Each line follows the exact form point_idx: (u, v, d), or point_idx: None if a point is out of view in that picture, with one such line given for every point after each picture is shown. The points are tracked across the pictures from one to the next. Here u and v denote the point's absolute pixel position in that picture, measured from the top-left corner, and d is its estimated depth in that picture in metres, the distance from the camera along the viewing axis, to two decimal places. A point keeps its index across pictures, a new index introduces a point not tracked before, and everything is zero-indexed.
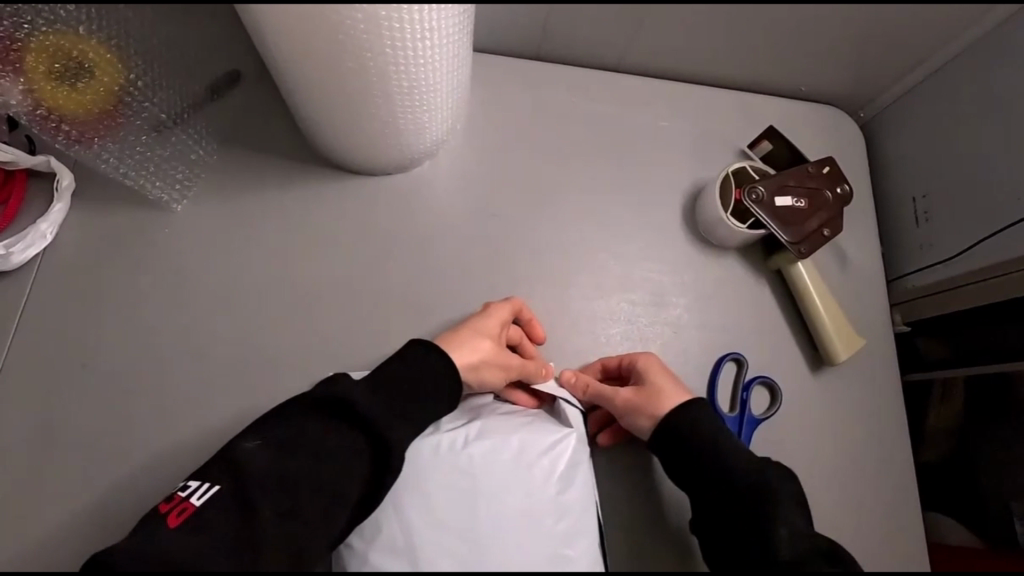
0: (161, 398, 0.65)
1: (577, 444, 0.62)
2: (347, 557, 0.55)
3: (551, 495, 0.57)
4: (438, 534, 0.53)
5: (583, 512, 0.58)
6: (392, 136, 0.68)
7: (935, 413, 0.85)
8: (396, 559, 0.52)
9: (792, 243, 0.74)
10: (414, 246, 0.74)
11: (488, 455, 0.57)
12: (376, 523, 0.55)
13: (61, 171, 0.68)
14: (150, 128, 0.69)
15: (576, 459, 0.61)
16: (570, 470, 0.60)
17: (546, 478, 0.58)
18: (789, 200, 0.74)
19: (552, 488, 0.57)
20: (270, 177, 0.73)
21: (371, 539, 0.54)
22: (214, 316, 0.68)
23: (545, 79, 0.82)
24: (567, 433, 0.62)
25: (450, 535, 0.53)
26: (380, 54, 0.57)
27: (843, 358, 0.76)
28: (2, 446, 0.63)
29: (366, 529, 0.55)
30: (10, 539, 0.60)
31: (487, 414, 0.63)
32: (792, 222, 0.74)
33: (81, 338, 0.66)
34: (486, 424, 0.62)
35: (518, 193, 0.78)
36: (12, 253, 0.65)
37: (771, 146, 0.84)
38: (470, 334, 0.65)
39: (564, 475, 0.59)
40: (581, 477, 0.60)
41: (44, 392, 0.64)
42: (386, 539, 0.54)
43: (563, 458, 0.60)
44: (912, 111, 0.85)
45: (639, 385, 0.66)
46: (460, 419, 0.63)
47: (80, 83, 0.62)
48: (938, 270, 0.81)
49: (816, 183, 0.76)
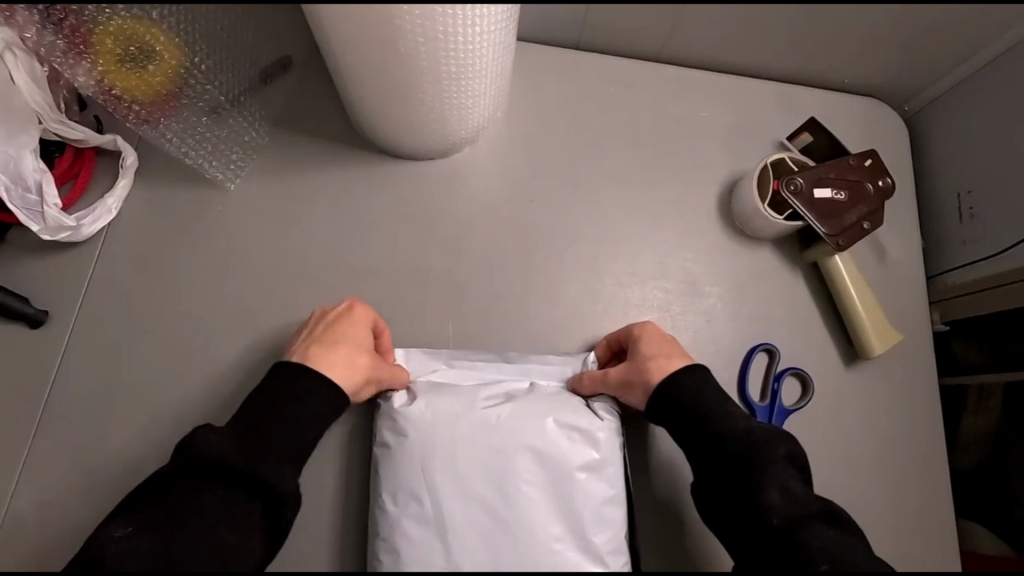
0: (216, 366, 0.69)
1: (610, 437, 0.64)
2: (380, 519, 0.60)
3: (579, 483, 0.61)
4: (469, 510, 0.58)
5: (613, 500, 0.62)
6: (436, 120, 0.70)
7: (970, 420, 0.84)
8: (429, 524, 0.58)
9: (831, 235, 0.73)
10: (452, 229, 0.76)
11: (520, 439, 0.61)
12: (411, 494, 0.59)
13: (127, 149, 0.72)
14: (209, 110, 0.72)
15: (610, 454, 0.63)
16: (601, 461, 0.63)
17: (574, 467, 0.61)
18: (828, 192, 0.74)
19: (580, 477, 0.61)
20: (318, 158, 0.76)
21: (405, 502, 0.59)
22: (262, 289, 0.72)
23: (585, 68, 0.83)
24: (602, 429, 0.64)
25: (479, 512, 0.58)
26: (430, 41, 0.59)
27: (880, 350, 0.76)
28: (68, 404, 0.67)
29: (402, 498, 0.59)
30: (77, 487, 0.65)
31: (519, 395, 0.65)
32: (830, 214, 0.74)
33: (140, 305, 0.70)
34: (520, 408, 0.63)
35: (555, 178, 0.79)
36: (82, 225, 0.69)
37: (811, 138, 0.83)
38: (343, 353, 0.62)
39: (592, 465, 0.62)
40: (613, 470, 0.63)
41: (108, 353, 0.69)
42: (419, 504, 0.59)
43: (596, 449, 0.63)
44: (960, 105, 0.83)
45: (629, 359, 0.66)
46: (496, 396, 0.65)
47: (149, 66, 0.66)
48: (980, 268, 0.79)
49: (857, 175, 0.75)
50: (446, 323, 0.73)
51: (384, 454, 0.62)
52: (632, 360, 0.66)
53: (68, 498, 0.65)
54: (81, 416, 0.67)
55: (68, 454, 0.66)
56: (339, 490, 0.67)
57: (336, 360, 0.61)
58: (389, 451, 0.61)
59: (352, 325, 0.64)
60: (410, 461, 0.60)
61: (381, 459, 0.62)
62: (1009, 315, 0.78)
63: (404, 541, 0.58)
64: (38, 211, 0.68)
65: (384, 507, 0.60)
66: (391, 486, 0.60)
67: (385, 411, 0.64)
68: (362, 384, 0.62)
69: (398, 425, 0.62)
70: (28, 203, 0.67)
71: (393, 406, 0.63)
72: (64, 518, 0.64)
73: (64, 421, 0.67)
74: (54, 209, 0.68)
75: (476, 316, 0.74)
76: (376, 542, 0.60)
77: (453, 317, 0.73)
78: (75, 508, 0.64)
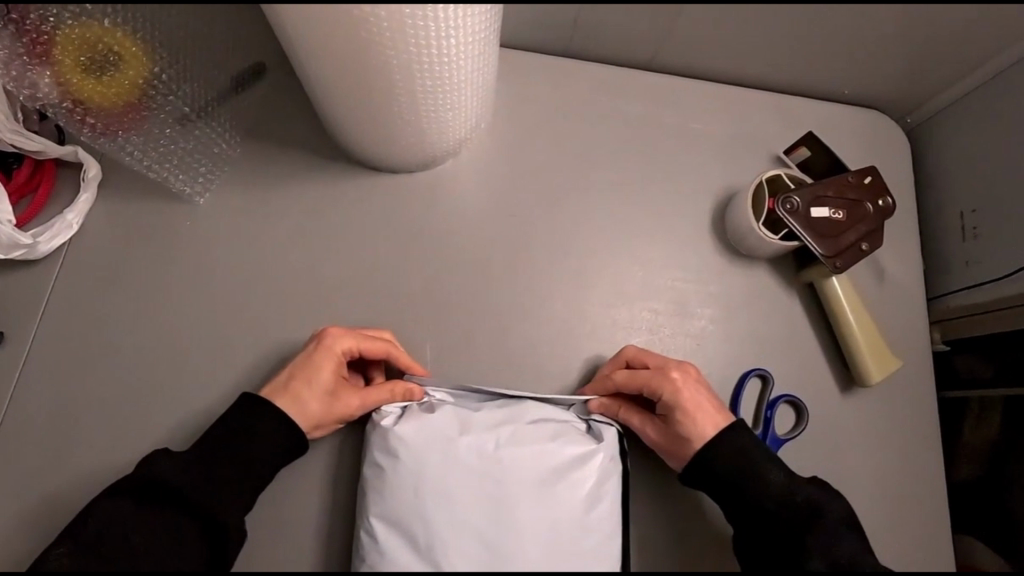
0: (181, 391, 0.66)
1: (607, 463, 0.60)
2: (367, 546, 0.55)
3: (577, 515, 0.56)
4: (461, 539, 0.52)
5: (609, 534, 0.57)
6: (413, 132, 0.66)
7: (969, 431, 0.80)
8: (414, 552, 0.53)
9: (827, 256, 0.70)
10: (431, 246, 0.73)
11: (519, 466, 0.56)
12: (399, 520, 0.54)
13: (88, 162, 0.68)
14: (175, 121, 0.68)
15: (605, 480, 0.59)
16: (597, 488, 0.58)
17: (572, 496, 0.56)
18: (826, 212, 0.71)
19: (578, 509, 0.56)
20: (292, 171, 0.72)
21: (393, 528, 0.54)
22: (230, 311, 0.68)
23: (574, 78, 0.79)
24: (597, 453, 0.60)
25: (471, 541, 0.52)
26: (402, 51, 0.56)
27: (876, 379, 0.73)
28: (23, 431, 0.64)
29: (390, 525, 0.54)
30: (29, 521, 0.62)
31: (521, 417, 0.61)
32: (828, 235, 0.70)
33: (98, 327, 0.67)
34: (520, 430, 0.59)
35: (541, 193, 0.76)
36: (38, 243, 0.66)
37: (808, 152, 0.79)
38: (303, 394, 0.60)
39: (591, 494, 0.57)
40: (609, 500, 0.58)
41: (65, 377, 0.65)
42: (406, 532, 0.53)
43: (591, 477, 0.58)
44: (962, 119, 0.80)
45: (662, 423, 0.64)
46: (496, 416, 0.61)
47: (106, 75, 0.62)
48: (983, 290, 0.76)
49: (856, 194, 0.72)
50: (424, 346, 0.70)
51: (375, 476, 0.57)
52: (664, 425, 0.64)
53: (21, 530, 0.61)
54: (35, 443, 0.63)
55: (22, 483, 0.62)
56: (309, 523, 0.63)
57: (303, 396, 0.61)
58: (380, 472, 0.57)
59: (325, 355, 0.62)
60: (399, 485, 0.55)
61: (371, 482, 0.57)
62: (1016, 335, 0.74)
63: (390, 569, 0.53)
64: None
65: (371, 532, 0.55)
66: (380, 511, 0.55)
67: (379, 429, 0.60)
68: (326, 420, 0.62)
69: (391, 445, 0.58)
70: None
71: (387, 426, 0.60)
72: (15, 552, 0.61)
73: (18, 449, 0.63)
74: (8, 226, 0.64)
75: (457, 338, 0.71)
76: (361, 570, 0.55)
77: (432, 340, 0.70)
78: (29, 541, 0.61)
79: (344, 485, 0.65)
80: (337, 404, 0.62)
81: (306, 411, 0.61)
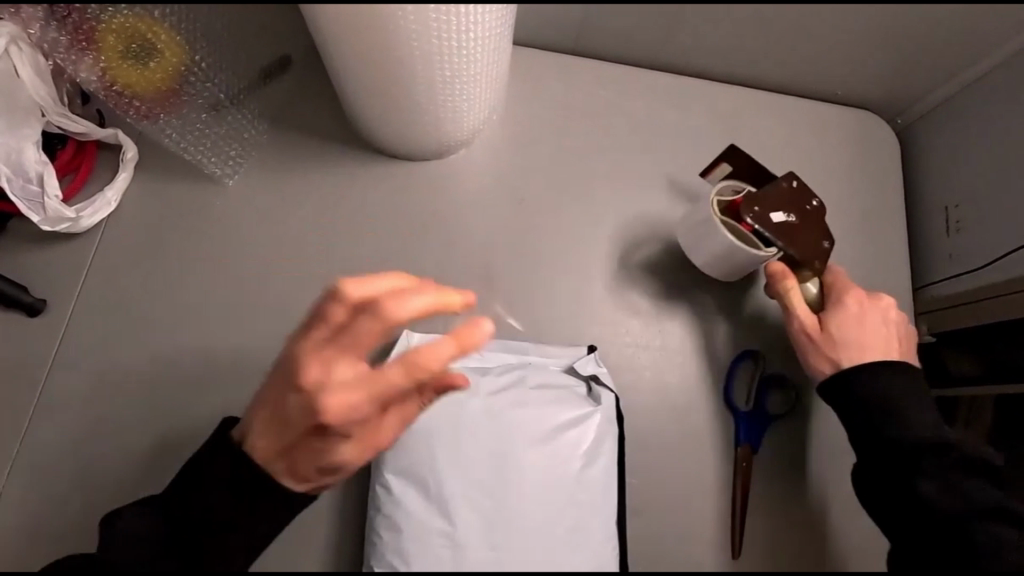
0: (209, 359, 0.70)
1: (603, 423, 0.65)
2: (381, 497, 0.61)
3: (575, 470, 0.61)
4: (469, 489, 0.58)
5: (603, 488, 0.62)
6: (431, 120, 0.71)
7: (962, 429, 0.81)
8: (428, 503, 0.58)
9: (801, 263, 0.72)
10: (443, 228, 0.77)
11: (523, 426, 0.62)
12: (412, 470, 0.60)
13: (127, 144, 0.73)
14: (209, 107, 0.74)
15: (603, 434, 0.65)
16: (596, 446, 0.63)
17: (570, 453, 0.61)
18: (781, 215, 0.71)
19: (576, 464, 0.61)
20: (314, 157, 0.77)
21: (406, 481, 0.60)
22: (253, 283, 0.73)
23: (580, 73, 0.84)
24: (594, 412, 0.65)
25: (478, 492, 0.58)
26: (425, 43, 0.60)
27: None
28: (63, 391, 0.68)
29: (404, 475, 0.60)
30: (71, 472, 0.66)
31: (523, 382, 0.66)
32: (791, 242, 0.71)
33: (132, 296, 0.71)
34: (523, 395, 0.64)
35: (548, 181, 0.80)
36: (82, 217, 0.71)
37: (730, 167, 0.78)
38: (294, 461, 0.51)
39: (588, 453, 0.63)
40: (605, 459, 0.64)
41: (101, 342, 0.70)
42: (419, 482, 0.59)
43: (590, 434, 0.63)
44: (951, 118, 0.84)
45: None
46: (502, 381, 0.66)
47: (152, 63, 0.67)
48: (963, 280, 0.81)
49: (798, 200, 0.73)
50: (435, 321, 0.74)
51: None
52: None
53: (58, 483, 0.66)
54: (75, 402, 0.68)
55: (60, 441, 0.67)
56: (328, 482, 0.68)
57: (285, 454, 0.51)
58: None
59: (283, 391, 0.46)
60: (415, 442, 0.60)
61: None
62: (1006, 326, 0.77)
63: (403, 516, 0.58)
64: (39, 201, 0.69)
65: (385, 484, 0.60)
66: (394, 465, 0.60)
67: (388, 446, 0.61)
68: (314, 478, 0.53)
69: None
70: (29, 193, 0.69)
71: None
72: (56, 500, 0.65)
73: (58, 407, 0.68)
74: (55, 201, 0.69)
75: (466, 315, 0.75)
76: (375, 518, 0.60)
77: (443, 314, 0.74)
78: (66, 495, 0.66)
79: None
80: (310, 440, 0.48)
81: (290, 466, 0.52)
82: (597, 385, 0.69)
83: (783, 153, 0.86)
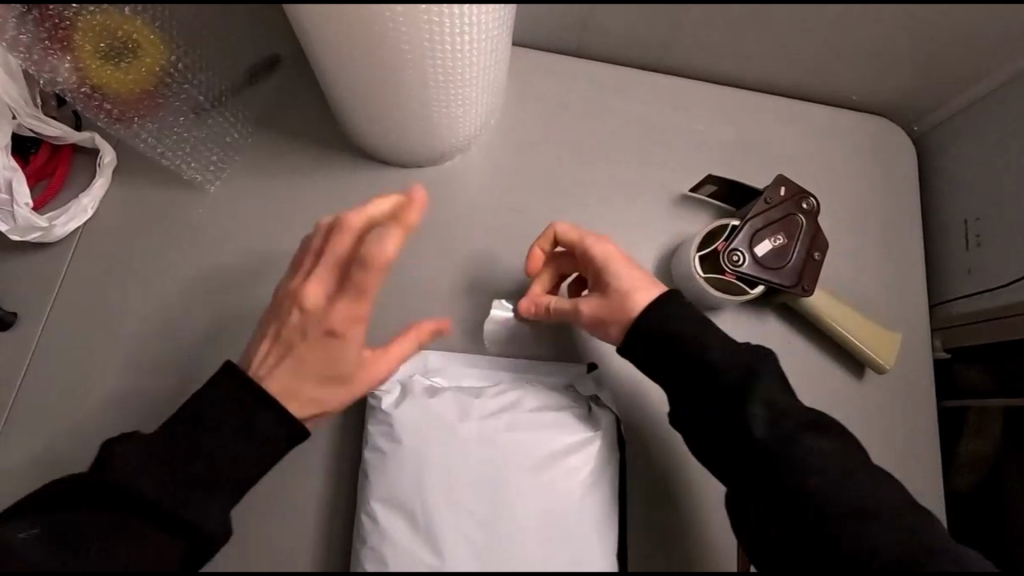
0: (187, 376, 0.67)
1: (602, 448, 0.62)
2: (368, 528, 0.57)
3: (574, 498, 0.56)
4: (458, 519, 0.54)
5: (603, 518, 0.58)
6: (423, 126, 0.67)
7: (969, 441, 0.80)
8: (413, 535, 0.54)
9: (793, 284, 0.71)
10: (437, 238, 0.74)
11: (516, 450, 0.58)
12: (399, 499, 0.56)
13: (104, 147, 0.70)
14: (187, 110, 0.70)
15: (601, 463, 0.61)
16: (594, 474, 0.60)
17: (568, 483, 0.57)
18: (767, 244, 0.70)
19: (575, 492, 0.57)
20: (302, 162, 0.73)
21: (393, 510, 0.56)
22: (236, 295, 0.69)
23: (582, 77, 0.80)
24: (592, 437, 0.62)
25: (467, 522, 0.53)
26: (416, 46, 0.56)
27: (890, 363, 0.74)
28: (33, 408, 0.65)
29: (391, 505, 0.57)
30: (39, 494, 0.63)
31: (519, 406, 0.63)
32: (778, 264, 0.70)
33: (107, 308, 0.68)
34: (517, 418, 0.61)
35: (548, 190, 0.77)
36: (55, 226, 0.67)
37: (714, 187, 0.77)
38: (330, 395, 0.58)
39: (586, 480, 0.59)
40: (604, 487, 0.60)
41: (74, 356, 0.66)
42: (406, 512, 0.55)
43: (588, 461, 0.60)
44: (971, 127, 0.80)
45: (602, 294, 0.63)
46: (495, 403, 0.63)
47: (124, 63, 0.64)
48: (985, 298, 0.76)
49: (784, 213, 0.71)
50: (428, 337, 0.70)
51: (378, 461, 0.59)
52: (606, 295, 0.62)
53: None
54: (45, 420, 0.65)
55: (29, 462, 0.63)
56: (312, 507, 0.64)
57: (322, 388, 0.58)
58: (382, 457, 0.59)
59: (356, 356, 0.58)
60: (403, 468, 0.57)
61: (372, 465, 0.60)
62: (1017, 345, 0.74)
63: (389, 548, 0.55)
64: (10, 210, 0.66)
65: (372, 514, 0.57)
66: (381, 493, 0.57)
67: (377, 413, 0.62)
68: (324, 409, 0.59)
69: (395, 431, 0.60)
70: None
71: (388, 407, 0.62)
72: None
73: (27, 425, 0.64)
74: (25, 209, 0.66)
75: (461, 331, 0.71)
76: (361, 551, 0.57)
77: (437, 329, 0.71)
78: None
79: (347, 469, 0.66)
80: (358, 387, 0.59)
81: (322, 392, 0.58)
82: (598, 408, 0.66)
83: (794, 161, 0.82)
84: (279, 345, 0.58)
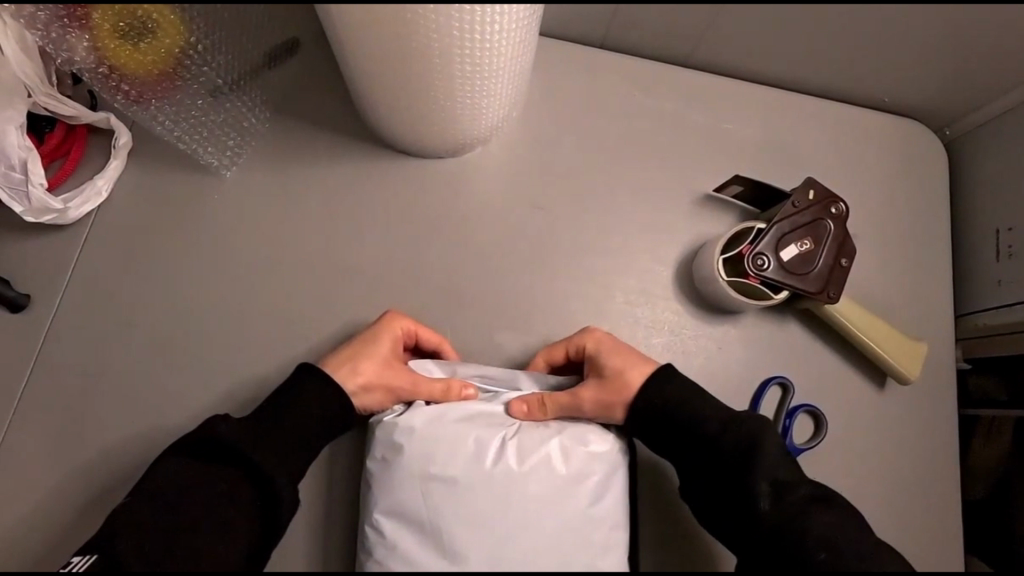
0: (197, 364, 0.66)
1: (614, 454, 0.60)
2: (371, 538, 0.54)
3: (583, 506, 0.54)
4: (469, 531, 0.50)
5: (615, 525, 0.56)
6: (446, 115, 0.65)
7: (978, 451, 0.78)
8: (422, 541, 0.51)
9: (818, 291, 0.69)
10: (454, 230, 0.72)
11: (525, 458, 0.55)
12: (404, 505, 0.54)
13: (119, 129, 0.69)
14: (206, 92, 0.68)
15: (613, 468, 0.59)
16: (605, 479, 0.58)
17: (579, 488, 0.55)
18: (793, 249, 0.69)
19: (583, 501, 0.55)
20: (319, 149, 0.72)
21: (401, 520, 0.53)
22: (248, 281, 0.68)
23: (605, 71, 0.78)
24: (602, 444, 0.59)
25: (479, 536, 0.50)
26: (445, 35, 0.55)
27: (914, 374, 0.72)
28: (46, 389, 0.64)
29: (396, 514, 0.54)
30: (51, 476, 0.63)
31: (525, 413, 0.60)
32: (804, 272, 0.69)
33: (119, 291, 0.67)
34: (526, 428, 0.59)
35: (569, 185, 0.75)
36: (69, 208, 0.67)
37: (740, 188, 0.75)
38: (360, 356, 0.62)
39: (597, 487, 0.57)
40: (614, 491, 0.58)
41: (84, 339, 0.66)
42: (413, 521, 0.53)
43: (598, 468, 0.58)
44: (1006, 135, 0.77)
45: (600, 374, 0.63)
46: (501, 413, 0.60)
47: (144, 43, 0.61)
48: (1013, 310, 0.74)
49: (812, 216, 0.70)
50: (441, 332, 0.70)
51: (380, 471, 0.57)
52: (605, 375, 0.63)
53: (36, 488, 0.62)
54: (55, 402, 0.64)
55: (43, 446, 0.63)
56: (320, 498, 0.64)
57: (354, 356, 0.63)
58: (384, 466, 0.57)
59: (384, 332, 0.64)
60: (406, 475, 0.55)
61: (376, 475, 0.57)
62: None
63: (396, 559, 0.52)
64: (22, 190, 0.65)
65: (376, 526, 0.54)
66: (387, 504, 0.55)
67: (382, 422, 0.60)
68: (362, 386, 0.62)
69: (395, 439, 0.57)
70: (12, 180, 0.65)
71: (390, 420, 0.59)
72: (35, 503, 0.62)
73: (38, 407, 0.64)
74: (40, 189, 0.65)
75: (474, 324, 0.70)
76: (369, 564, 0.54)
77: (452, 326, 0.70)
78: (47, 500, 0.62)
79: (356, 462, 0.65)
80: (387, 372, 0.62)
81: (353, 362, 0.62)
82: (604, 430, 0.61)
83: (821, 163, 0.80)
84: (384, 373, 0.62)
